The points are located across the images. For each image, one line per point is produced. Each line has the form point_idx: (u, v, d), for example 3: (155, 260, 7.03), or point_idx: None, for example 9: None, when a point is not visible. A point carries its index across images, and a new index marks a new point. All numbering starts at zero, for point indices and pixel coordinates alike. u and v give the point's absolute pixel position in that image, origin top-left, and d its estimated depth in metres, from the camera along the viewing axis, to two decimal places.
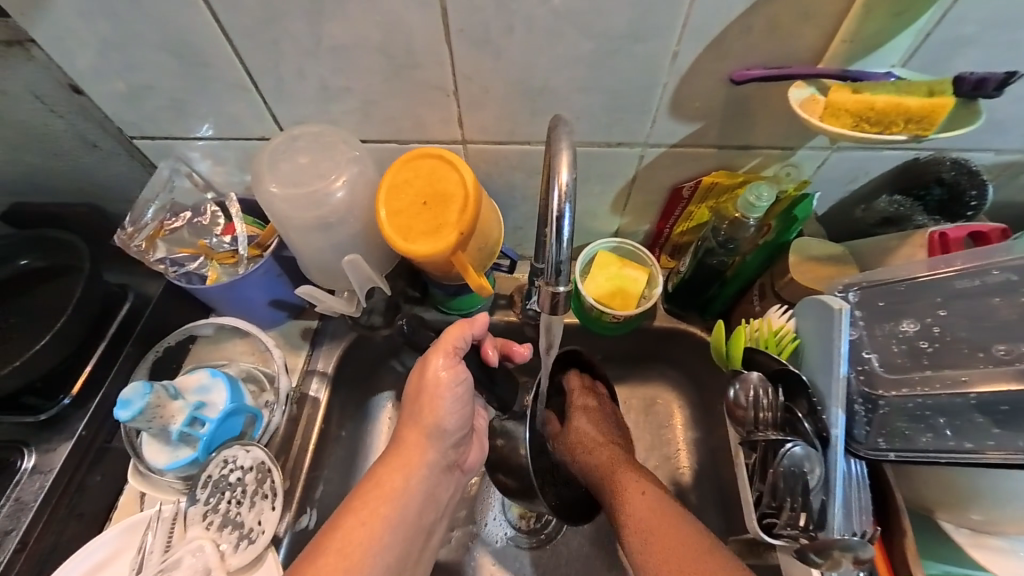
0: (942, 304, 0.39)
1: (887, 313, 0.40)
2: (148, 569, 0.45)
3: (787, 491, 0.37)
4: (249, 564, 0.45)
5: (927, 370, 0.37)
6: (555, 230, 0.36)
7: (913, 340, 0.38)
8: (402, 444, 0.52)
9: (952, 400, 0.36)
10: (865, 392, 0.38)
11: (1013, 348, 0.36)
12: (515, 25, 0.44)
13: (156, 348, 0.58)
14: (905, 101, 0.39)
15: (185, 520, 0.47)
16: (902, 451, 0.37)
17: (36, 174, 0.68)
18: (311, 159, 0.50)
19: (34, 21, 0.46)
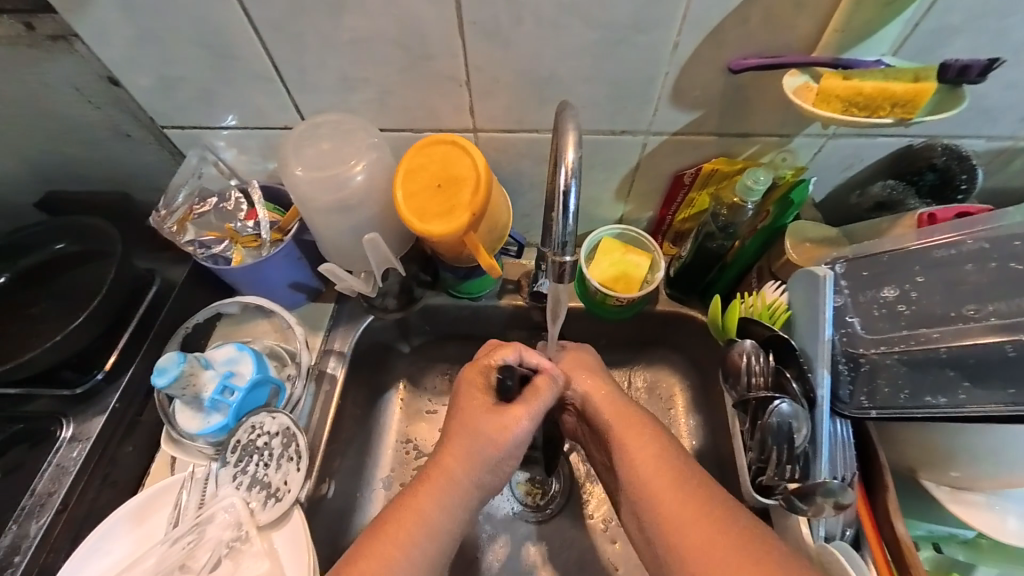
0: (920, 270, 0.41)
1: (870, 281, 0.42)
2: (184, 524, 0.48)
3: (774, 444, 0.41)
4: (277, 519, 0.48)
5: (904, 330, 0.39)
6: (562, 205, 0.40)
7: (893, 304, 0.40)
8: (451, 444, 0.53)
9: (926, 356, 0.37)
10: (848, 352, 0.40)
11: (984, 309, 0.37)
12: (524, 17, 0.47)
13: (186, 325, 0.62)
14: (891, 86, 0.41)
15: (216, 481, 0.51)
16: (882, 409, 0.39)
17: (70, 163, 0.72)
18: (332, 145, 0.54)
19: (77, 16, 0.49)
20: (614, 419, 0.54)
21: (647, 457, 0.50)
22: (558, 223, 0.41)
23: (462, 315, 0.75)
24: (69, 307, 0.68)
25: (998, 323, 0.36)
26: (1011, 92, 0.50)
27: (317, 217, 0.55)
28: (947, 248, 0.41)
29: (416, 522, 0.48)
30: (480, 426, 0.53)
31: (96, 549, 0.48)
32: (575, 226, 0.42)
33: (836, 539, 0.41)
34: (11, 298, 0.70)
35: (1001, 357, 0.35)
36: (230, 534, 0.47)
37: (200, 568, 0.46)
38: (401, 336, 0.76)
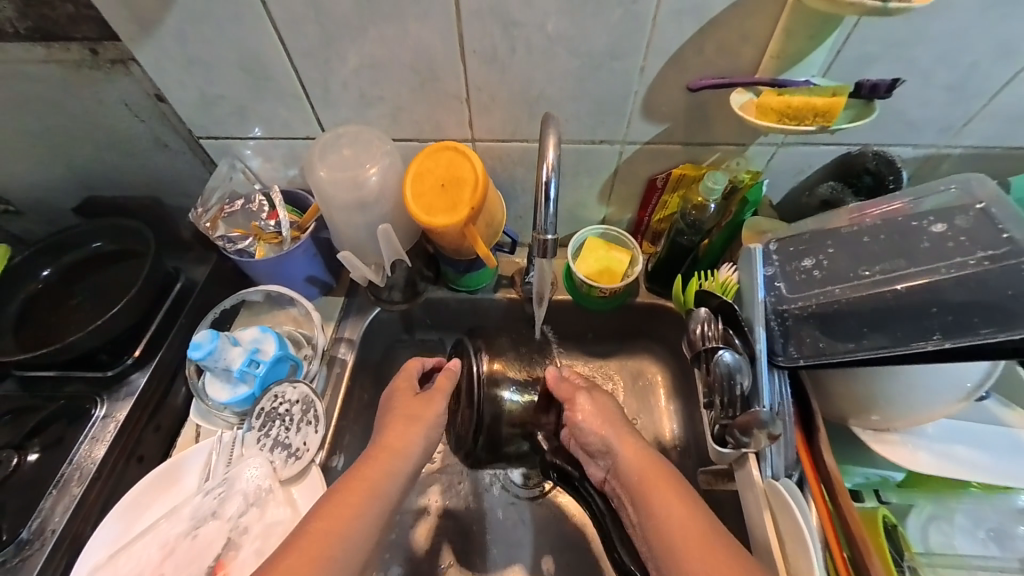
0: (832, 244, 0.49)
1: (796, 254, 0.51)
2: (214, 479, 0.54)
3: (721, 391, 0.48)
4: (298, 475, 0.54)
5: (816, 287, 0.48)
6: (544, 193, 0.47)
7: (810, 270, 0.49)
8: (399, 415, 0.58)
9: (831, 308, 0.46)
10: (776, 309, 0.49)
11: (873, 268, 0.46)
12: (516, 46, 0.56)
13: (215, 312, 0.69)
14: (814, 100, 0.50)
15: (242, 443, 0.57)
16: (810, 357, 0.46)
17: (111, 170, 0.80)
18: (352, 151, 0.62)
19: (139, 44, 0.59)
20: (645, 472, 0.53)
21: (686, 526, 0.47)
22: (542, 213, 0.49)
23: (461, 308, 0.83)
24: (107, 298, 0.76)
25: (882, 278, 0.45)
26: (925, 109, 0.60)
27: (336, 213, 0.63)
28: (851, 227, 0.50)
29: (368, 482, 0.51)
30: (407, 405, 0.60)
31: (139, 501, 0.54)
32: (557, 217, 0.50)
33: (782, 477, 0.47)
34: (53, 291, 0.77)
35: (886, 302, 0.43)
36: (256, 486, 0.53)
37: (229, 516, 0.52)
38: (406, 327, 0.83)
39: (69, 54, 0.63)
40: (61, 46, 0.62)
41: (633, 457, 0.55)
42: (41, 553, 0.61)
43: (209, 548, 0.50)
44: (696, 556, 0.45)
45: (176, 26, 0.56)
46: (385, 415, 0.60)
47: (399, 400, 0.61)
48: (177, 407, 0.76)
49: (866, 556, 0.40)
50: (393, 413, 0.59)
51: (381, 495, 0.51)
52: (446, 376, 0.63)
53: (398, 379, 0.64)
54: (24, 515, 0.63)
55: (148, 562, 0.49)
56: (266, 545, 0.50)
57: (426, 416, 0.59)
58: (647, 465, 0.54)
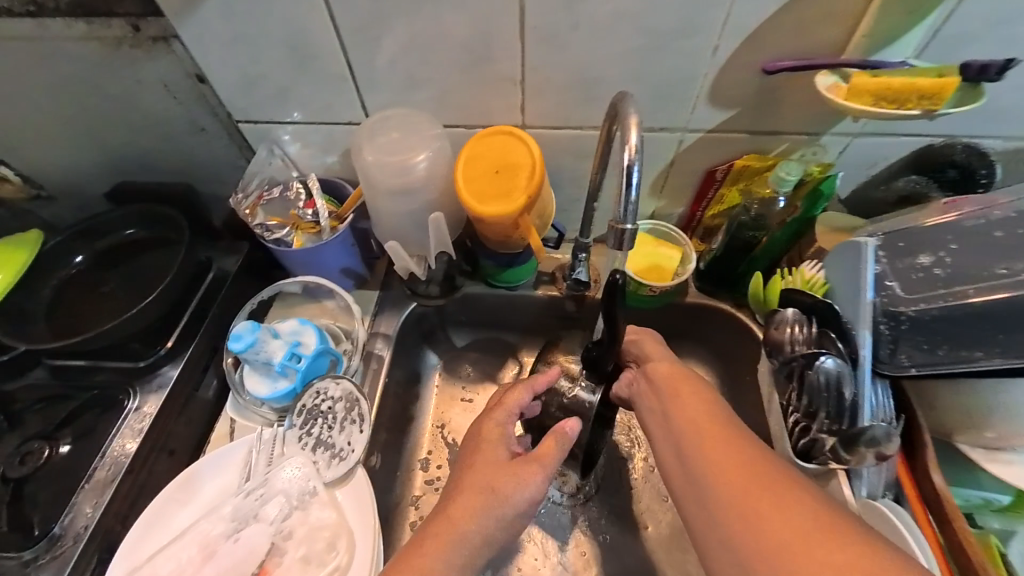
0: (953, 239, 0.44)
1: (906, 250, 0.45)
2: (254, 480, 0.51)
3: (821, 400, 0.44)
4: (342, 477, 0.51)
5: (941, 288, 0.41)
6: (624, 179, 0.43)
7: (930, 268, 0.43)
8: (466, 483, 0.52)
9: (958, 310, 0.40)
10: (888, 312, 0.43)
11: (1011, 267, 0.40)
12: (580, 22, 0.52)
13: (250, 303, 0.67)
14: (915, 81, 0.46)
15: (282, 441, 0.54)
16: (922, 366, 0.41)
17: (146, 155, 0.78)
18: (400, 135, 0.59)
19: (182, 20, 0.56)
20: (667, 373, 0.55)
21: (731, 460, 0.43)
22: (620, 201, 0.45)
23: (499, 303, 0.79)
24: (140, 286, 0.74)
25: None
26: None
27: (382, 200, 0.60)
28: (975, 219, 0.44)
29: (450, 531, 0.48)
30: (493, 473, 0.52)
31: (172, 501, 0.51)
32: (634, 206, 0.45)
33: (879, 497, 0.44)
34: (86, 277, 0.75)
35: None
36: (299, 488, 0.50)
37: (271, 519, 0.49)
38: (441, 322, 0.80)
39: (110, 31, 0.60)
40: (102, 23, 0.60)
41: (689, 403, 0.50)
42: (71, 548, 0.58)
43: (251, 552, 0.48)
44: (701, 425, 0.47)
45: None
46: (457, 475, 0.54)
47: (483, 465, 0.53)
48: (208, 400, 0.73)
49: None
50: (480, 484, 0.52)
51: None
52: (554, 442, 0.54)
53: (484, 422, 0.58)
54: (56, 508, 0.61)
55: (187, 565, 0.47)
56: (311, 550, 0.47)
57: (511, 497, 0.51)
58: (697, 406, 0.50)
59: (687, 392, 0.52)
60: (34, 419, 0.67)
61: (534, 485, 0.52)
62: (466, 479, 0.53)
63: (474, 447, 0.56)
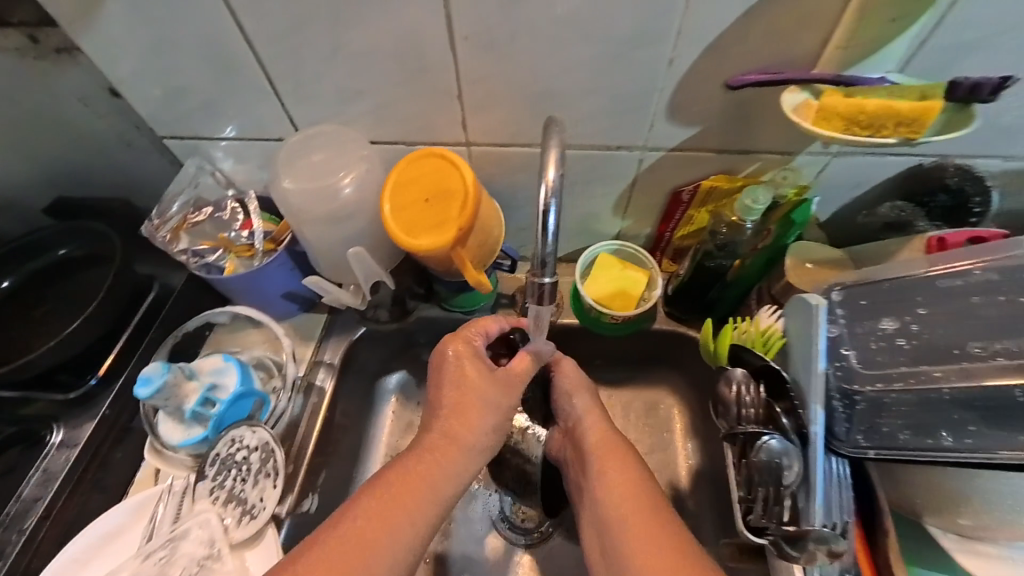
0: (923, 301, 0.39)
1: (870, 312, 0.41)
2: (157, 540, 0.47)
3: (762, 482, 0.39)
4: (251, 538, 0.47)
5: (904, 367, 0.37)
6: (541, 224, 0.38)
7: (892, 338, 0.39)
8: (452, 407, 0.51)
9: (926, 396, 0.36)
10: (843, 388, 0.39)
11: (990, 346, 0.36)
12: (516, 30, 0.46)
13: (175, 334, 0.62)
14: (895, 104, 0.39)
15: (193, 494, 0.50)
16: (881, 450, 0.37)
17: (78, 169, 0.74)
18: (323, 157, 0.55)
19: (80, 30, 0.51)
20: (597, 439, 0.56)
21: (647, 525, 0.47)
22: (540, 241, 0.40)
23: (455, 329, 0.74)
24: (71, 310, 0.70)
25: (1005, 363, 0.35)
26: None
27: (308, 227, 0.55)
28: (953, 277, 0.39)
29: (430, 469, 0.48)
30: (481, 390, 0.51)
31: (67, 563, 0.47)
32: (558, 245, 0.40)
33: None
34: (17, 301, 0.71)
35: (1014, 402, 0.34)
36: (204, 550, 0.46)
37: None
38: (394, 349, 0.75)
39: (11, 41, 0.55)
40: (1, 33, 0.55)
41: (614, 474, 0.52)
42: None
43: None
44: (624, 501, 0.49)
45: (116, 7, 0.48)
46: (438, 394, 0.52)
47: (470, 382, 0.52)
48: (144, 431, 0.69)
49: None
50: (466, 399, 0.51)
51: (440, 495, 0.47)
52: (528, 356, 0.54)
53: (453, 345, 0.53)
54: None
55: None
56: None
57: (502, 406, 0.52)
58: (620, 475, 0.52)
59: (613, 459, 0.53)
60: None
61: (516, 396, 0.53)
62: (452, 399, 0.51)
63: (454, 371, 0.52)
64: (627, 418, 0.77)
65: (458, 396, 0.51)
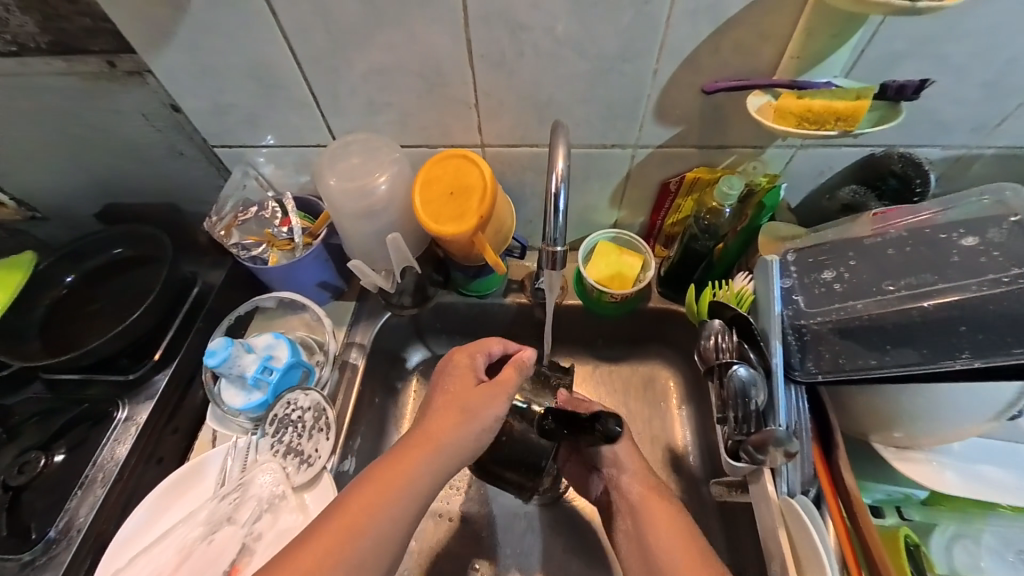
0: (853, 255, 0.48)
1: (814, 265, 0.49)
2: (229, 484, 0.55)
3: (734, 406, 0.46)
4: (309, 482, 0.55)
5: (837, 303, 0.46)
6: (552, 204, 0.47)
7: (830, 283, 0.47)
8: (438, 407, 0.55)
9: (852, 325, 0.44)
10: (794, 325, 0.47)
11: (898, 283, 0.44)
12: (525, 50, 0.55)
13: (229, 318, 0.71)
14: (835, 103, 0.49)
15: (256, 449, 0.58)
16: (830, 374, 0.45)
17: (129, 178, 0.82)
18: (361, 159, 0.62)
19: (154, 56, 0.59)
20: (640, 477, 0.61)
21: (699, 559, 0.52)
22: (551, 222, 0.49)
23: (470, 312, 0.82)
24: (127, 303, 0.77)
25: (907, 294, 0.43)
26: (956, 107, 0.57)
27: (348, 221, 0.63)
28: (875, 237, 0.48)
29: (401, 476, 0.50)
30: (465, 393, 0.55)
31: (151, 505, 0.54)
32: (564, 225, 0.50)
33: (798, 494, 0.45)
34: (77, 296, 0.79)
35: (911, 320, 0.42)
36: (270, 492, 0.54)
37: (244, 520, 0.53)
38: (416, 332, 0.83)
39: (88, 67, 0.64)
40: (80, 59, 0.63)
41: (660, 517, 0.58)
42: (70, 551, 0.61)
43: (223, 553, 0.51)
44: (670, 532, 0.56)
45: (188, 37, 0.57)
46: (432, 400, 0.57)
47: (460, 388, 0.56)
48: (194, 410, 0.77)
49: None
50: (454, 402, 0.55)
51: (420, 491, 0.51)
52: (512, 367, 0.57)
53: (456, 354, 0.61)
54: (51, 515, 0.63)
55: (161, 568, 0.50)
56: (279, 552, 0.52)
57: (483, 413, 0.54)
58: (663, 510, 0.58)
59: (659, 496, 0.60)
60: (28, 432, 0.70)
61: (499, 403, 0.55)
62: (441, 400, 0.56)
63: (449, 377, 0.58)
64: (627, 391, 0.85)
65: (447, 400, 0.56)
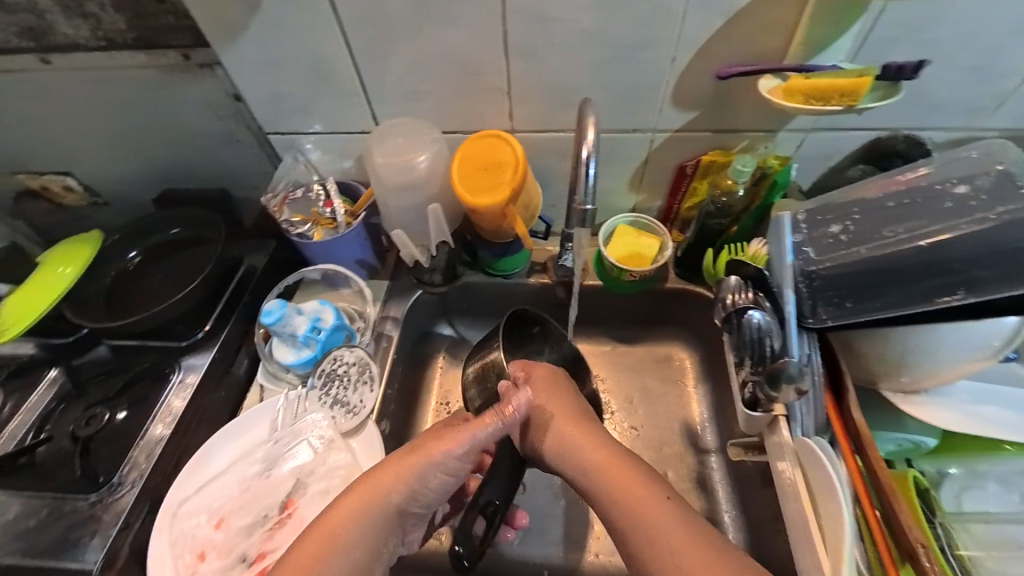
0: (857, 209, 0.52)
1: (823, 220, 0.53)
2: (282, 429, 0.61)
3: (752, 349, 0.51)
4: (356, 429, 0.60)
5: (844, 249, 0.50)
6: (584, 169, 0.52)
7: (835, 234, 0.51)
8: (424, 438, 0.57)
9: (857, 269, 0.49)
10: (805, 273, 0.51)
11: (898, 229, 0.49)
12: (555, 39, 0.61)
13: (280, 286, 0.78)
14: (839, 81, 0.54)
15: (305, 399, 0.63)
16: (838, 318, 0.49)
17: (188, 164, 0.90)
18: (405, 140, 0.68)
19: (225, 49, 0.67)
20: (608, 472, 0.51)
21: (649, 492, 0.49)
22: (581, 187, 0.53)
23: (495, 291, 0.87)
24: (182, 276, 0.84)
25: (906, 237, 0.48)
26: (956, 90, 0.61)
27: (390, 196, 0.70)
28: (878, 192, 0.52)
29: (361, 508, 0.50)
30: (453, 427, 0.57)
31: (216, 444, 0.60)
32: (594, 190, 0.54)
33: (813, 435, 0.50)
34: (138, 270, 0.87)
35: (910, 260, 0.47)
36: (321, 435, 0.60)
37: (297, 460, 0.58)
38: (444, 309, 0.89)
39: (165, 59, 0.72)
40: (159, 53, 0.72)
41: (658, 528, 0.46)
42: (132, 494, 0.66)
43: (279, 486, 0.57)
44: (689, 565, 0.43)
45: (256, 31, 0.65)
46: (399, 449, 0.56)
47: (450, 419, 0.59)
48: (239, 377, 0.83)
49: (893, 504, 0.43)
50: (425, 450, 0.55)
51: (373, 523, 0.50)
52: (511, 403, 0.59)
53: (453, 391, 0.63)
54: (115, 463, 0.68)
55: (228, 497, 0.56)
56: (331, 487, 0.57)
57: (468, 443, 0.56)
58: (597, 448, 0.54)
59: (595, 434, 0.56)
60: (95, 391, 0.76)
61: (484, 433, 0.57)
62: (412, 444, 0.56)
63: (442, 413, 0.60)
64: (644, 370, 0.88)
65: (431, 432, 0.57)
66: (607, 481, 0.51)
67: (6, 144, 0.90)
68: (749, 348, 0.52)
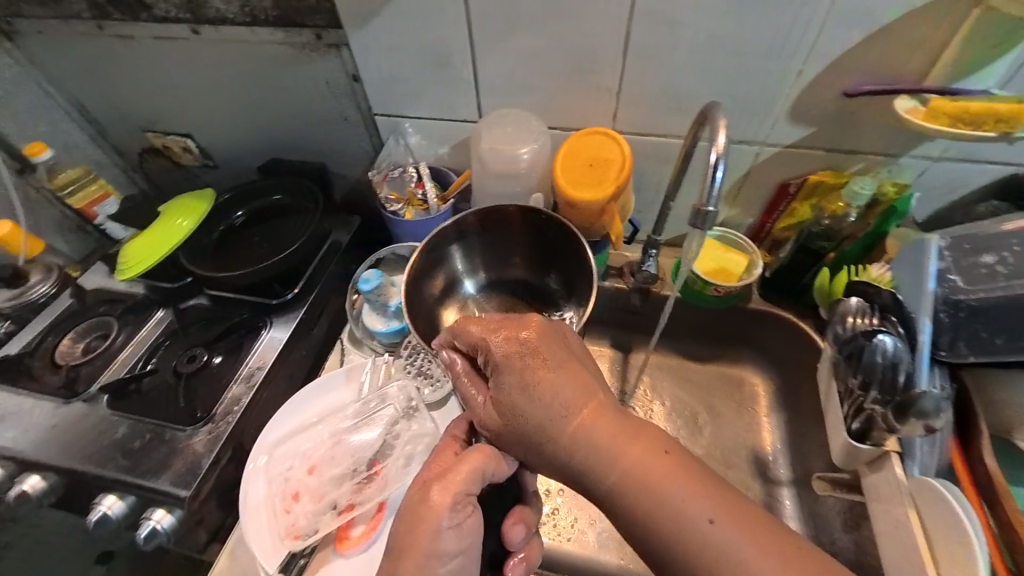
0: (1015, 242, 0.50)
1: (974, 250, 0.51)
2: (371, 390, 0.64)
3: (877, 376, 0.53)
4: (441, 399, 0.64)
5: (1001, 282, 0.49)
6: (709, 175, 0.48)
7: (993, 266, 0.50)
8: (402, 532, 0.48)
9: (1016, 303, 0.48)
10: (949, 302, 0.50)
11: None
12: (678, 44, 0.61)
13: (375, 259, 0.83)
14: (995, 105, 0.50)
15: (392, 365, 0.66)
16: (981, 354, 0.50)
17: (298, 138, 0.98)
18: (514, 129, 0.69)
19: (356, 32, 0.72)
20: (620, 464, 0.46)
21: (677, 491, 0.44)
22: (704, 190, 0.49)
23: None
24: (278, 239, 0.91)
25: None
26: None
27: (490, 183, 0.72)
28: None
29: None
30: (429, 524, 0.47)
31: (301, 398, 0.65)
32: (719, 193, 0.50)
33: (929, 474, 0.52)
34: (241, 229, 0.94)
35: None
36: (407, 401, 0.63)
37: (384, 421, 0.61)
38: None
39: (300, 38, 0.78)
40: (295, 32, 0.78)
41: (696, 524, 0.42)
42: (224, 433, 0.70)
43: (366, 443, 0.60)
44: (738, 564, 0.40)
45: (388, 17, 0.69)
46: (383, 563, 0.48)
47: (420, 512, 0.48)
48: (317, 340, 0.88)
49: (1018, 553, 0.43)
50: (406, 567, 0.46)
51: None
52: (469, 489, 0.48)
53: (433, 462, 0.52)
54: (210, 402, 0.74)
55: (317, 447, 0.60)
56: (413, 450, 0.60)
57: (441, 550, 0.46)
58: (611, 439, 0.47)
59: (608, 416, 0.48)
60: (195, 334, 0.83)
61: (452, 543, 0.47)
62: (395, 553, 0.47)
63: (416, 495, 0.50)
64: (711, 391, 0.85)
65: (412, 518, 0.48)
66: (626, 489, 0.45)
67: (146, 105, 1.01)
68: (875, 376, 0.53)
